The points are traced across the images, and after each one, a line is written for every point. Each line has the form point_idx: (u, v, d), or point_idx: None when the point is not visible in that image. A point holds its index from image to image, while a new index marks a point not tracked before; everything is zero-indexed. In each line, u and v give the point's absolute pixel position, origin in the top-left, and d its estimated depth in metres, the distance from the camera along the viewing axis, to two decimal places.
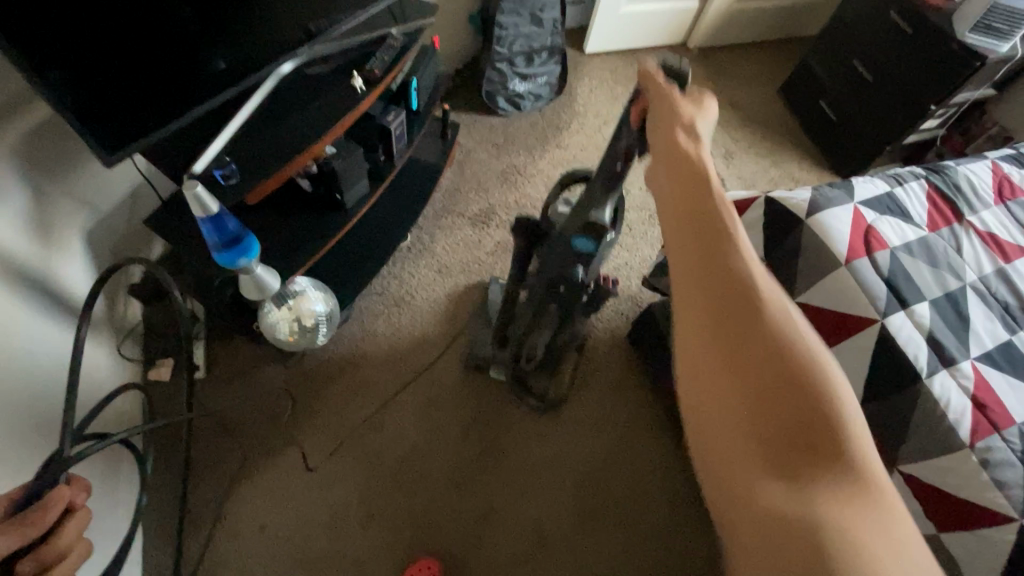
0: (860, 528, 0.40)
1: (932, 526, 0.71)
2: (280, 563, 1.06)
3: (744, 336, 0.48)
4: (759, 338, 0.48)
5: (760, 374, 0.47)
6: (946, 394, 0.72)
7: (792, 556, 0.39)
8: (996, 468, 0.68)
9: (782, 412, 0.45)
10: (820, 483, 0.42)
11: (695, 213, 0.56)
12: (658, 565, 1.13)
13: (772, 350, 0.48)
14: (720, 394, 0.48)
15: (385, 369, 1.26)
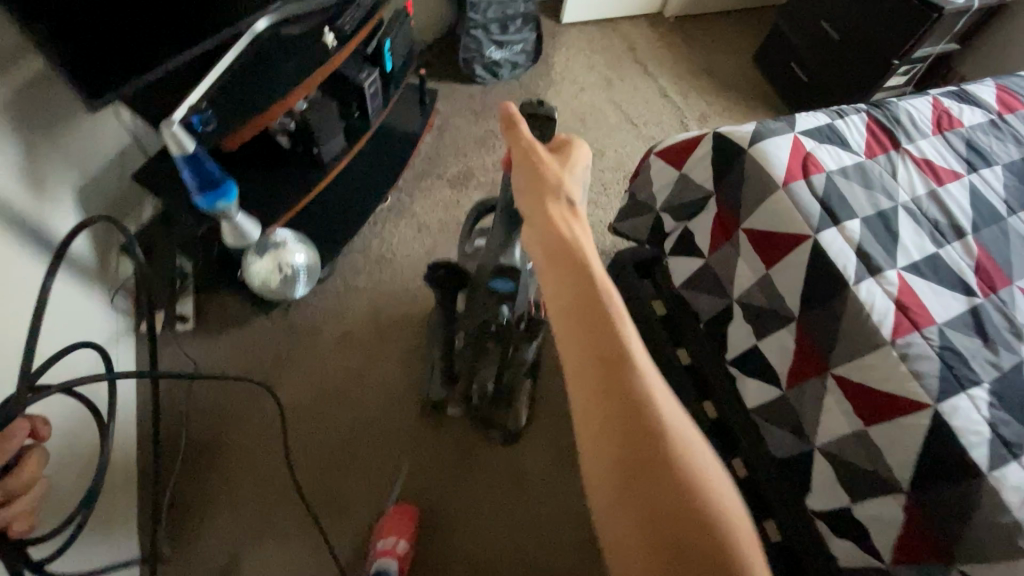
0: None
1: (859, 421, 0.77)
2: (269, 497, 1.13)
3: (620, 396, 0.48)
4: (632, 397, 0.48)
5: (638, 440, 0.46)
6: (871, 299, 0.78)
7: None
8: (915, 361, 0.73)
9: (687, 531, 0.42)
10: None
11: (564, 265, 0.56)
12: None
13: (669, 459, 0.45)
14: (629, 513, 0.44)
15: (367, 321, 1.32)
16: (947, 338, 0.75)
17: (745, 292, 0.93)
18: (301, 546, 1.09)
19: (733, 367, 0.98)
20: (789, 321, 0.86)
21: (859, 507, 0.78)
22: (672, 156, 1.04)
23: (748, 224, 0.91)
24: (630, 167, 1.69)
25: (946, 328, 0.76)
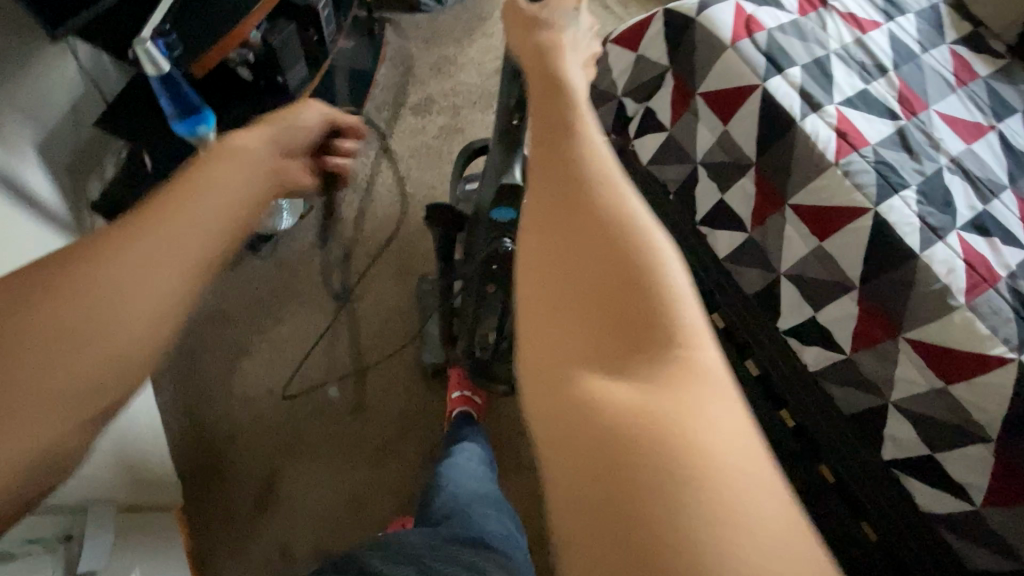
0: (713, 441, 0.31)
1: (815, 239, 0.90)
2: (293, 415, 1.17)
3: (575, 226, 0.36)
4: (594, 224, 0.36)
5: (563, 170, 0.38)
6: (816, 131, 0.89)
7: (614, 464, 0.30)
8: (856, 175, 0.86)
9: (620, 284, 0.35)
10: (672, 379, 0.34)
11: (534, 80, 0.45)
12: None
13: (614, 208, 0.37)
14: (542, 262, 0.37)
15: (356, 249, 1.36)
16: (881, 154, 0.87)
17: (707, 152, 1.03)
18: (333, 452, 1.15)
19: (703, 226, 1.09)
20: (748, 170, 0.98)
21: (822, 313, 0.92)
22: (625, 41, 1.11)
23: (703, 89, 1.00)
24: None
25: (879, 147, 0.88)
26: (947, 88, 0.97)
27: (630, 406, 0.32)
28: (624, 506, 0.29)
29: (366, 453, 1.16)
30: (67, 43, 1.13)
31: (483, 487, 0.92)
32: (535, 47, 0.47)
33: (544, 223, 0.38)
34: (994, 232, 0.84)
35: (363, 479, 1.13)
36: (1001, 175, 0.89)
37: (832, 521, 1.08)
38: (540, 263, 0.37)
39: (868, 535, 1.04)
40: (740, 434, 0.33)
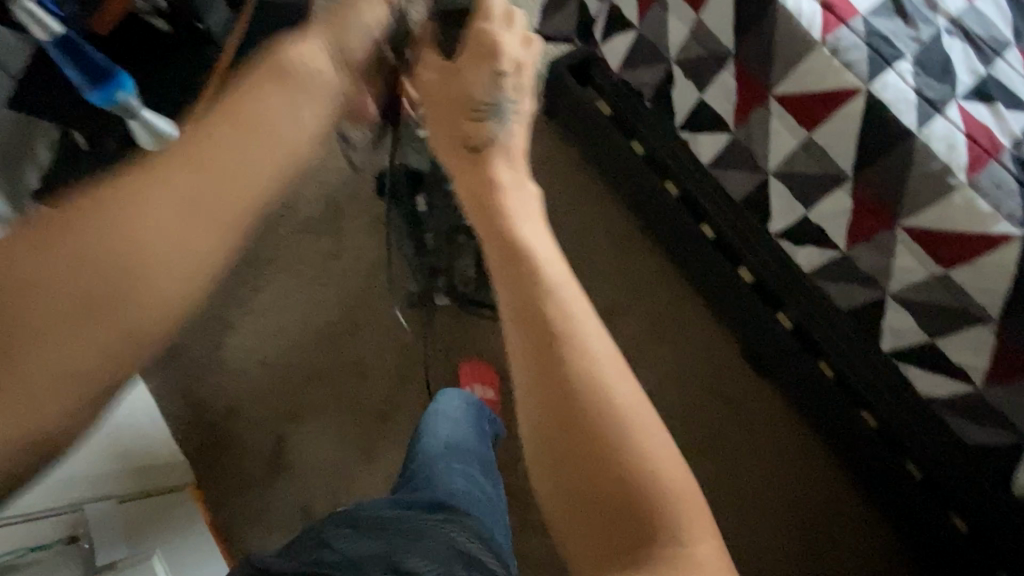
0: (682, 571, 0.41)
1: (803, 130, 0.83)
2: (288, 383, 1.16)
3: (561, 418, 0.42)
4: (574, 416, 0.42)
5: (541, 362, 0.43)
6: (798, 5, 0.78)
7: None
8: (846, 53, 0.77)
9: (602, 461, 0.42)
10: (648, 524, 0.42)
11: (489, 233, 0.49)
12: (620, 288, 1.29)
13: (589, 389, 0.43)
14: (540, 443, 0.44)
15: (323, 203, 1.28)
16: (871, 24, 0.78)
17: (681, 48, 0.93)
18: (335, 414, 1.15)
19: (686, 131, 1.02)
20: (727, 61, 0.88)
21: (815, 211, 0.87)
22: None
23: None
24: None
25: (869, 16, 0.78)
26: None
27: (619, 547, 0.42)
28: None
29: (366, 410, 1.16)
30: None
31: (458, 433, 0.94)
32: (478, 197, 0.51)
33: (530, 390, 0.44)
34: (997, 97, 0.76)
35: (372, 433, 1.14)
36: (1006, 31, 0.80)
37: (833, 412, 1.11)
38: (540, 442, 0.44)
39: (869, 421, 1.06)
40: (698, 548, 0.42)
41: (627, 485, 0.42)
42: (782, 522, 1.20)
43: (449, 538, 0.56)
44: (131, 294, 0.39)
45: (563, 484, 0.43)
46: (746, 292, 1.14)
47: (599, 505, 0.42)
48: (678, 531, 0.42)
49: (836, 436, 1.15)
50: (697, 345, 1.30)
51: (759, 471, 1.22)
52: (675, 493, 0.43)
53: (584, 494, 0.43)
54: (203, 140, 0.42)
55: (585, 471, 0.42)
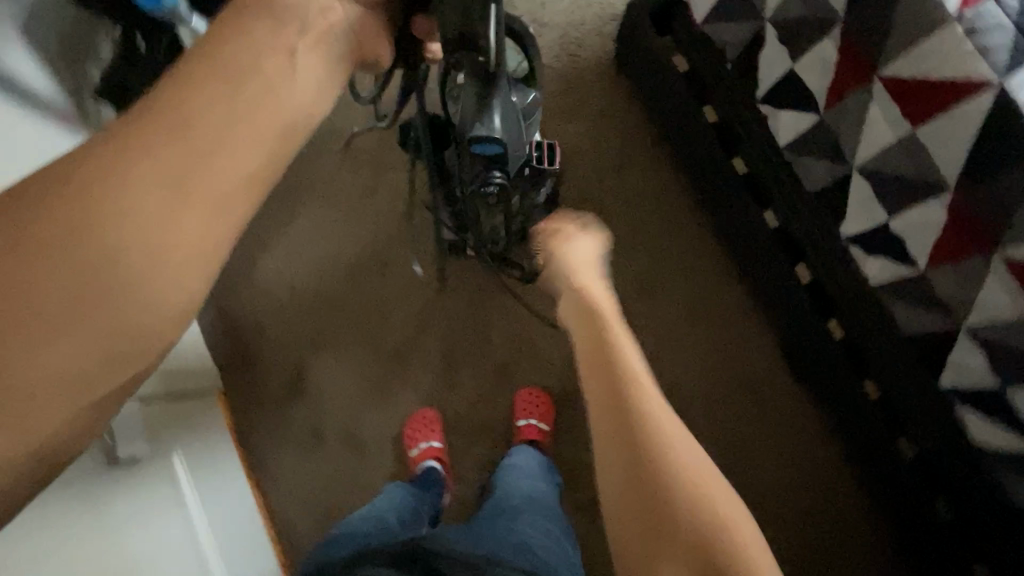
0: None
1: (907, 125, 0.70)
2: (315, 311, 1.19)
3: (636, 467, 0.46)
4: (649, 464, 0.45)
5: (620, 421, 0.47)
6: None
7: None
8: (984, 34, 0.62)
9: (667, 491, 0.45)
10: (718, 545, 0.43)
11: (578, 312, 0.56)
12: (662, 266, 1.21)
13: (669, 439, 0.46)
14: (615, 479, 0.47)
15: (369, 136, 1.25)
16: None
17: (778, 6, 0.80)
18: (356, 349, 1.18)
19: (767, 104, 0.89)
20: (830, 29, 0.75)
21: (899, 221, 0.76)
22: None
23: None
24: None
25: None
26: None
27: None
28: None
29: (385, 350, 1.17)
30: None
31: (536, 490, 0.95)
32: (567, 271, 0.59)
33: (606, 441, 0.48)
34: None
35: (389, 372, 1.17)
36: None
37: (867, 436, 1.03)
38: (617, 484, 0.47)
39: (905, 453, 0.98)
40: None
41: (679, 489, 0.45)
42: (802, 548, 1.12)
43: (513, 531, 0.78)
44: (53, 345, 0.31)
45: (638, 511, 0.46)
46: (798, 292, 1.05)
47: (669, 531, 0.44)
48: (747, 563, 0.43)
49: (867, 462, 1.06)
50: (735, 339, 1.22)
51: (776, 481, 1.16)
52: (738, 529, 0.45)
53: (657, 522, 0.45)
54: (184, 109, 0.35)
55: (642, 474, 0.45)
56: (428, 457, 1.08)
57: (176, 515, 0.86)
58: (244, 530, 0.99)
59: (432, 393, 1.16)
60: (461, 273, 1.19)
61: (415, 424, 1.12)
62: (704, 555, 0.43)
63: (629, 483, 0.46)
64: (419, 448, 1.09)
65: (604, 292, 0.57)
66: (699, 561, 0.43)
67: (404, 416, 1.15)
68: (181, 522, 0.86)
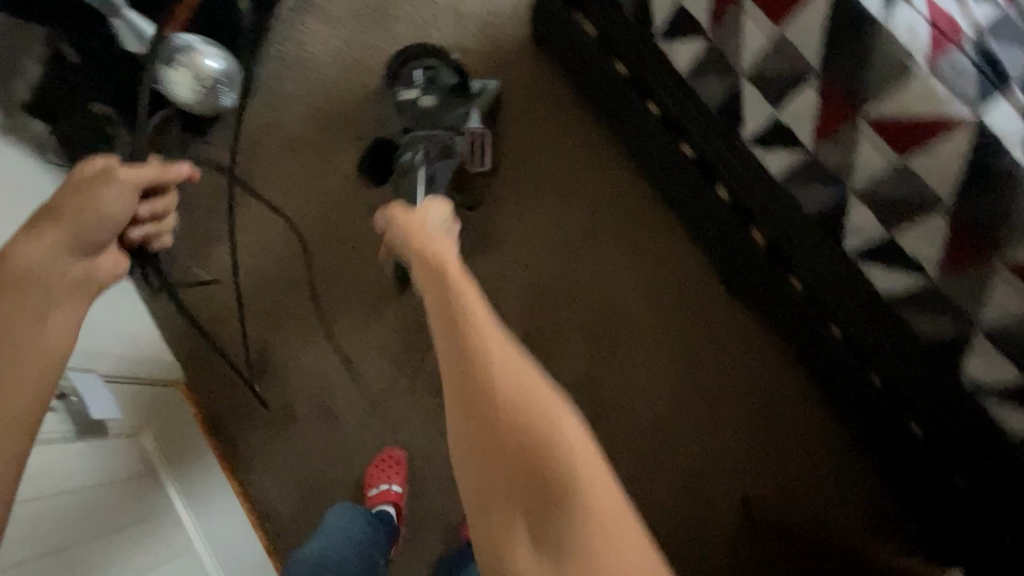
0: (572, 470, 0.68)
1: (771, 26, 0.83)
2: (273, 295, 1.22)
3: (476, 407, 0.70)
4: (532, 457, 0.67)
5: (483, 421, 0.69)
6: None
7: (540, 462, 0.67)
8: None
9: (551, 467, 0.67)
10: (562, 468, 0.67)
11: (491, 454, 0.68)
12: (597, 212, 1.33)
13: (575, 451, 0.69)
14: (497, 473, 0.68)
15: (310, 125, 1.31)
16: None
17: None
18: (323, 324, 1.21)
19: (663, 40, 1.04)
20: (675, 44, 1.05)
21: (783, 112, 0.89)
22: None
23: None
24: None
25: None
26: None
27: (533, 449, 0.68)
28: (544, 476, 0.67)
29: (347, 322, 1.21)
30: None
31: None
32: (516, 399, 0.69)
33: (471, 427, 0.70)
34: None
35: (356, 342, 1.20)
36: None
37: (803, 320, 1.14)
38: (465, 448, 0.70)
39: (834, 333, 1.08)
40: (577, 445, 0.69)
41: (539, 447, 0.68)
42: (735, 406, 1.25)
43: None
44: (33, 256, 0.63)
45: (474, 451, 0.70)
46: (720, 208, 1.18)
47: (533, 457, 0.67)
48: (573, 496, 0.67)
49: (811, 351, 1.17)
50: (676, 263, 1.31)
51: (724, 383, 1.26)
52: (565, 449, 0.68)
53: (509, 479, 0.67)
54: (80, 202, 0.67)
55: (548, 464, 0.67)
56: (385, 499, 1.10)
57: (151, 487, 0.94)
58: (218, 509, 1.05)
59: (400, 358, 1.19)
60: None
61: (381, 464, 1.14)
62: (547, 491, 0.67)
63: (512, 439, 0.68)
64: (378, 488, 1.10)
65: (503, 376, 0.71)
66: (546, 494, 0.67)
67: (376, 380, 1.19)
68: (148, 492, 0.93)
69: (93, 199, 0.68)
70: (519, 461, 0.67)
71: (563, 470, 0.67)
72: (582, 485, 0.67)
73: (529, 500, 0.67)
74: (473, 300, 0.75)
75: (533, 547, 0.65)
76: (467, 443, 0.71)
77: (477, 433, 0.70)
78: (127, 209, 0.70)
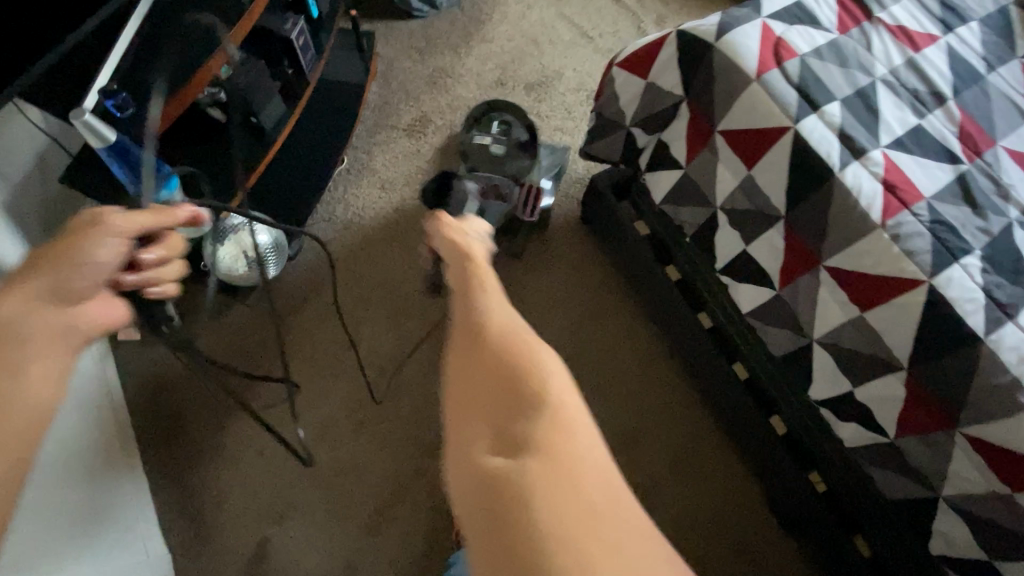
0: (575, 444, 0.38)
1: (855, 308, 0.77)
2: (283, 480, 1.13)
3: (463, 328, 0.52)
4: (502, 339, 0.48)
5: (468, 340, 0.50)
6: (858, 183, 0.75)
7: (516, 356, 0.46)
8: (907, 240, 0.72)
9: (506, 381, 0.43)
10: (535, 435, 0.38)
11: (464, 365, 0.48)
12: (641, 414, 1.25)
13: (490, 321, 0.51)
14: (470, 369, 0.46)
15: (349, 292, 1.28)
16: (937, 211, 0.73)
17: (729, 197, 0.90)
18: (333, 520, 1.11)
19: (725, 277, 0.96)
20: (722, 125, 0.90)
21: (863, 390, 0.80)
22: (634, 65, 0.96)
23: (724, 127, 0.86)
24: (594, 77, 1.56)
25: (935, 201, 0.74)
26: (1015, 121, 0.82)
27: (507, 472, 0.36)
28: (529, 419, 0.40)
29: (359, 520, 1.11)
30: (16, 105, 1.00)
31: None
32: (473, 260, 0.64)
33: (461, 368, 0.48)
34: None
35: (366, 544, 1.09)
36: None
37: None
38: (457, 388, 0.47)
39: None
40: (584, 429, 0.41)
41: (530, 355, 0.46)
42: None
43: None
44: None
45: (467, 393, 0.45)
46: (774, 445, 1.08)
47: (503, 373, 0.44)
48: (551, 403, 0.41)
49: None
50: (720, 485, 1.20)
51: None
52: (574, 425, 0.40)
53: (496, 373, 0.44)
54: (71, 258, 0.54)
55: (512, 347, 0.47)
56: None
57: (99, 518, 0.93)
58: None
59: (405, 566, 1.08)
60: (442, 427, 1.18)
61: None
62: (521, 437, 0.38)
63: (490, 351, 0.46)
64: None
65: (494, 294, 0.58)
66: (518, 442, 0.38)
67: None
68: (92, 516, 0.91)
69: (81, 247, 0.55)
70: (513, 395, 0.42)
71: (553, 413, 0.40)
72: (581, 456, 0.38)
73: (504, 440, 0.39)
74: (501, 291, 0.60)
75: (497, 453, 0.38)
76: (453, 379, 0.48)
77: (456, 375, 0.48)
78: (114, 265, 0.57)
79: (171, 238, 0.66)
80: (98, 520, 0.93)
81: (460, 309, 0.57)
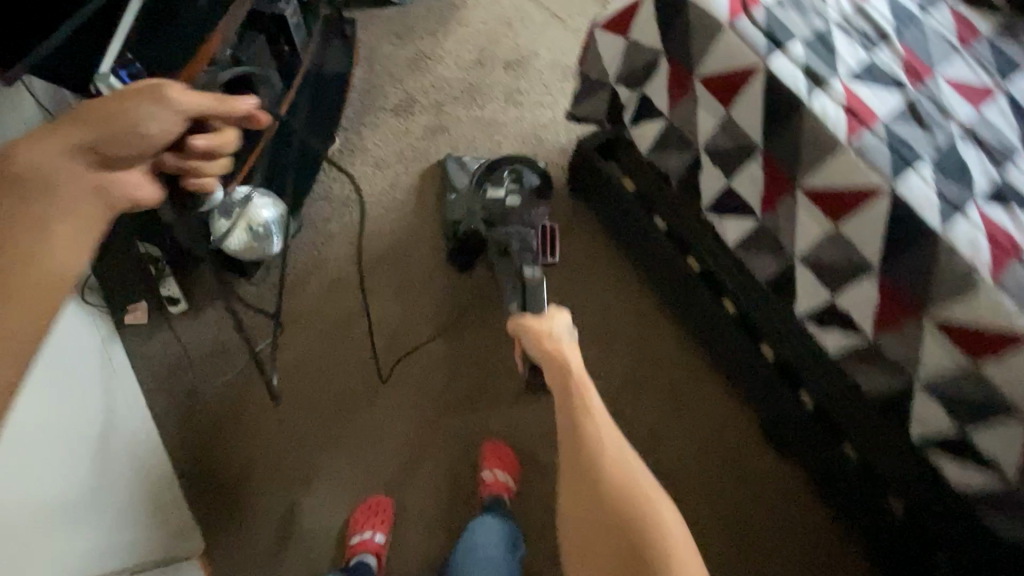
0: (677, 543, 0.76)
1: (829, 221, 0.87)
2: (304, 446, 1.15)
3: (586, 492, 0.81)
4: (619, 501, 0.78)
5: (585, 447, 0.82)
6: (824, 109, 0.84)
7: (628, 510, 0.77)
8: (869, 154, 0.82)
9: (619, 531, 0.76)
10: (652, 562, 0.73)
11: (597, 520, 0.79)
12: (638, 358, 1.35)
13: (610, 455, 0.81)
14: (591, 510, 0.80)
15: (351, 265, 1.32)
16: (891, 130, 0.84)
17: (708, 138, 0.99)
18: (354, 480, 1.14)
19: (711, 214, 1.06)
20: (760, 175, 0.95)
21: (842, 296, 0.89)
22: (615, 25, 1.05)
23: (702, 73, 0.95)
24: (569, 53, 1.64)
25: (889, 122, 0.84)
26: (950, 53, 0.94)
27: None
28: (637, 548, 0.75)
29: (381, 477, 1.14)
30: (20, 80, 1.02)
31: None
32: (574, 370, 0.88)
33: (582, 523, 0.81)
34: (1012, 201, 0.81)
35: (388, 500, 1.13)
36: (1017, 136, 0.87)
37: (858, 494, 1.11)
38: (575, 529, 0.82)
39: (896, 509, 1.05)
40: (678, 535, 0.77)
41: (644, 497, 0.79)
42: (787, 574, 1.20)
43: None
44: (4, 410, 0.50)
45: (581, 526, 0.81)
46: (764, 370, 1.18)
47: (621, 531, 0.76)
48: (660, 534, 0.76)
49: (861, 519, 1.14)
50: (715, 415, 1.32)
51: (774, 544, 1.22)
52: (675, 546, 0.75)
53: (615, 519, 0.77)
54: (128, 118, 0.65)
55: (634, 494, 0.79)
56: (365, 550, 1.06)
57: (100, 498, 0.91)
58: None
59: (427, 517, 1.13)
60: (453, 384, 1.23)
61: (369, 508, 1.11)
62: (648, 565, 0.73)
63: (621, 511, 0.77)
64: (359, 536, 1.07)
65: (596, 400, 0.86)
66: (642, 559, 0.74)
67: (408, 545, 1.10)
68: (100, 502, 0.91)
69: (134, 112, 0.65)
70: (624, 525, 0.76)
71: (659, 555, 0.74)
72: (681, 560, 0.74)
73: (633, 560, 0.74)
74: (606, 418, 0.85)
75: None
76: (574, 533, 0.83)
77: (585, 519, 0.80)
78: (161, 136, 0.68)
79: (223, 132, 0.79)
80: (107, 504, 0.92)
81: (567, 414, 0.86)
